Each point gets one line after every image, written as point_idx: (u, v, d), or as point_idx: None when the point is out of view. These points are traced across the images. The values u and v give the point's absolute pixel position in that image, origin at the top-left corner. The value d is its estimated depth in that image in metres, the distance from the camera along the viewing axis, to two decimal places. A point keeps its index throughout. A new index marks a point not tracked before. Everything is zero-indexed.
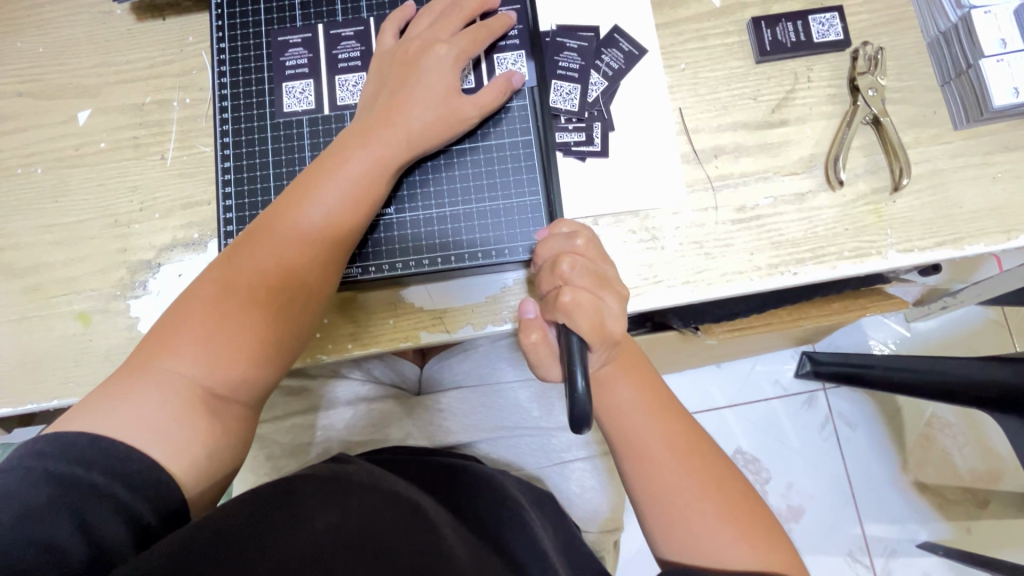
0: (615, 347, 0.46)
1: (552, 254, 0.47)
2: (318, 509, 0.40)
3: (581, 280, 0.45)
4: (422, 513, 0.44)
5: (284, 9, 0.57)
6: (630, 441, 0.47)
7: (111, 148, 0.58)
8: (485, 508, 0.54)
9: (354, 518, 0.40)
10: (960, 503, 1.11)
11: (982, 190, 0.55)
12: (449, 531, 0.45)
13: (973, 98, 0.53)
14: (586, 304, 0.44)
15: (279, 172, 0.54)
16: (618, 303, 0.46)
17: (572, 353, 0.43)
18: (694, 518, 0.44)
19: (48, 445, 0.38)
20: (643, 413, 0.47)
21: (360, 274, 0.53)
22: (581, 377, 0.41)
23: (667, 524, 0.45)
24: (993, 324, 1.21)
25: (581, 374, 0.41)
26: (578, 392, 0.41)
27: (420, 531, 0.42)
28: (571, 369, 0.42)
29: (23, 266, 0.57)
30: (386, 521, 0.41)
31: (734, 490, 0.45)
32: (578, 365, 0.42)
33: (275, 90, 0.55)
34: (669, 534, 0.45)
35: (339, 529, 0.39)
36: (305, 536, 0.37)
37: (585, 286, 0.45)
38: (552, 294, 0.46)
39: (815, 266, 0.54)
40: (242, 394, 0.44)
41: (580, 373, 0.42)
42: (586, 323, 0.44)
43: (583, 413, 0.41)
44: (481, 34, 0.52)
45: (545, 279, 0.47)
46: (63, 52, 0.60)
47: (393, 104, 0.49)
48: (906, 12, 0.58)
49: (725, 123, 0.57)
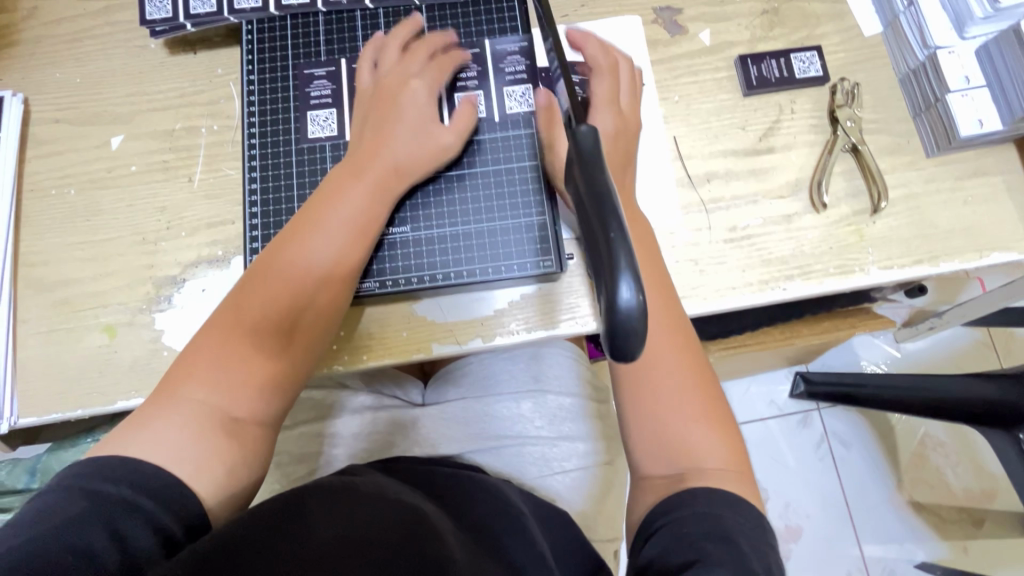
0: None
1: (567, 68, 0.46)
2: (325, 519, 0.43)
3: (606, 75, 0.57)
4: (423, 516, 0.47)
5: (312, 45, 0.61)
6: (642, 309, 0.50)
7: (141, 171, 0.62)
8: (490, 512, 0.56)
9: (357, 528, 0.42)
10: (955, 521, 1.12)
11: (955, 212, 0.59)
12: (451, 538, 0.47)
13: (942, 129, 0.58)
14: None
15: (302, 193, 0.58)
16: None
17: (610, 245, 0.27)
18: (675, 424, 0.47)
19: (84, 466, 0.41)
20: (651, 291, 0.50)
21: (376, 287, 0.56)
22: (625, 284, 0.26)
23: (648, 427, 0.48)
24: (979, 343, 1.25)
25: (627, 281, 0.26)
26: (622, 303, 0.26)
27: (422, 537, 0.44)
28: (612, 273, 0.27)
29: (53, 281, 0.59)
30: (387, 530, 0.43)
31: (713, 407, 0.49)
32: (623, 270, 0.26)
33: (299, 118, 0.59)
34: (649, 439, 0.48)
35: (344, 537, 0.41)
36: (313, 544, 0.40)
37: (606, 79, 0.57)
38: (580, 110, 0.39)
39: (803, 281, 0.58)
40: (259, 409, 0.47)
41: (625, 278, 0.26)
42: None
43: (630, 330, 0.26)
44: (444, 64, 0.58)
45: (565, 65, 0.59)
46: (99, 82, 0.64)
47: (379, 140, 0.54)
48: (879, 51, 0.63)
49: (716, 150, 0.61)
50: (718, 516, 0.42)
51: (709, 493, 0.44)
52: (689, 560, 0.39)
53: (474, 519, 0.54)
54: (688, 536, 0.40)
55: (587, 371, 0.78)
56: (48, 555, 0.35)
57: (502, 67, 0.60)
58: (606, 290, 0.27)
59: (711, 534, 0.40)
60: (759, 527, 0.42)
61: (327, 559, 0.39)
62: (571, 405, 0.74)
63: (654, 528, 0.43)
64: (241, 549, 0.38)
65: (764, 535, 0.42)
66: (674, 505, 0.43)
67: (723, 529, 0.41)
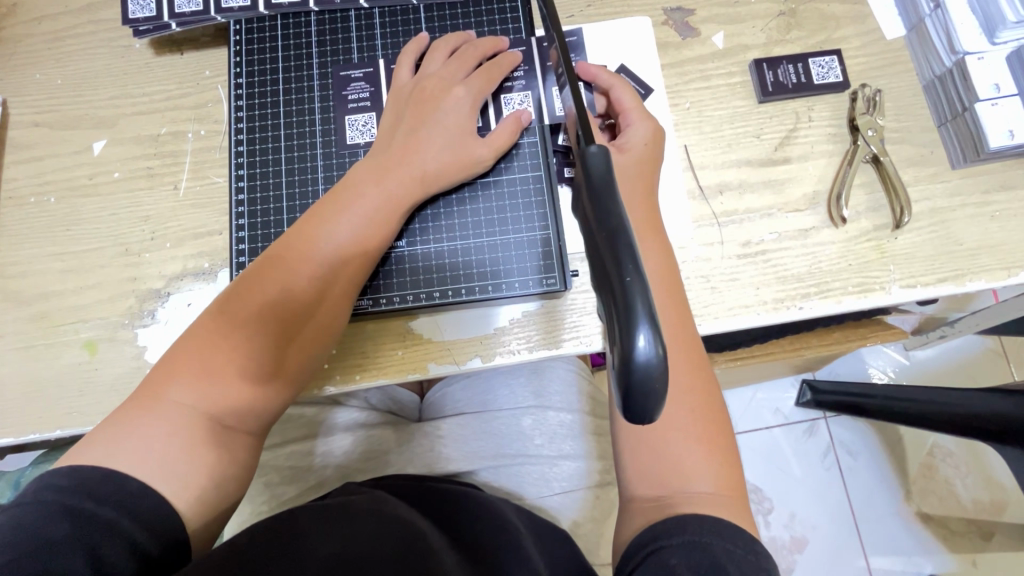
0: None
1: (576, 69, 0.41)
2: (319, 536, 0.40)
3: (629, 100, 0.52)
4: (422, 537, 0.45)
5: (346, 45, 0.58)
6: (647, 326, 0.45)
7: (125, 178, 0.59)
8: (484, 530, 0.52)
9: (355, 546, 0.40)
10: (965, 534, 1.09)
11: (981, 228, 0.56)
12: (446, 558, 0.44)
13: (969, 139, 0.55)
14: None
15: (292, 206, 0.55)
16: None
17: (625, 288, 0.26)
18: (676, 447, 0.43)
19: (65, 479, 0.37)
20: (666, 308, 0.45)
21: (370, 305, 0.53)
22: (645, 332, 0.25)
23: (639, 446, 0.44)
24: (992, 353, 1.21)
25: (646, 330, 0.25)
26: (640, 355, 0.25)
27: (419, 559, 0.41)
28: (630, 317, 0.25)
29: (32, 293, 0.57)
30: (385, 550, 0.40)
31: (717, 436, 0.44)
32: (641, 315, 0.25)
33: (337, 122, 0.56)
34: (641, 461, 0.43)
35: (339, 556, 0.38)
36: (308, 560, 0.37)
37: (630, 105, 0.52)
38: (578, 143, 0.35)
39: (821, 300, 0.55)
40: (249, 428, 0.44)
41: (643, 325, 0.25)
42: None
43: (643, 382, 0.25)
44: (494, 74, 0.54)
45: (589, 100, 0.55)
46: (82, 84, 0.61)
47: (409, 143, 0.50)
48: (902, 56, 0.60)
49: (729, 159, 0.58)
50: (707, 546, 0.37)
51: (699, 521, 0.39)
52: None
53: (469, 536, 0.51)
54: (672, 566, 0.36)
55: (589, 386, 0.75)
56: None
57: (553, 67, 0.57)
58: (620, 339, 0.26)
59: (701, 563, 0.36)
60: (753, 555, 0.37)
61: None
62: (572, 422, 0.71)
63: (642, 556, 0.38)
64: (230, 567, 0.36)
65: (761, 566, 0.37)
66: (663, 532, 0.39)
67: (713, 559, 0.36)
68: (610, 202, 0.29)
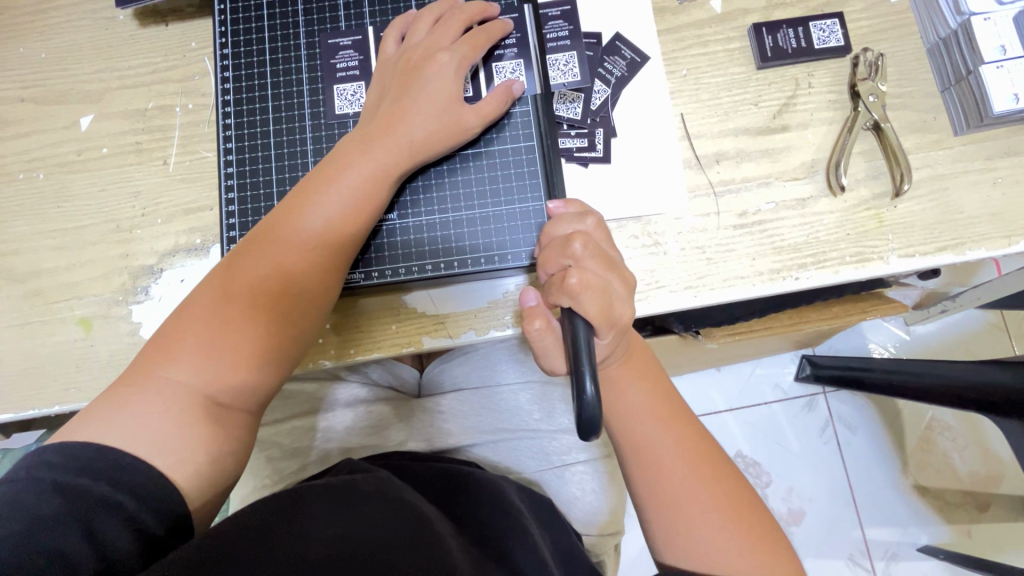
0: (622, 335, 0.45)
1: (563, 235, 0.46)
2: (327, 517, 0.40)
3: (591, 261, 0.44)
4: (428, 524, 0.45)
5: (331, 12, 0.57)
6: (634, 442, 0.47)
7: (113, 153, 0.58)
8: (487, 516, 0.53)
9: (362, 529, 0.40)
10: (960, 506, 1.10)
11: (983, 195, 0.55)
12: (451, 541, 0.45)
13: (973, 104, 0.54)
14: (593, 286, 0.42)
15: (282, 178, 0.54)
16: (624, 288, 0.45)
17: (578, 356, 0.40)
18: (702, 531, 0.44)
19: (57, 454, 0.38)
20: (651, 416, 0.47)
21: (362, 279, 0.53)
22: (588, 381, 0.38)
23: (672, 536, 0.45)
24: (993, 328, 1.21)
25: (588, 378, 0.38)
26: (587, 394, 0.38)
27: (424, 543, 0.41)
28: (579, 370, 0.39)
29: (24, 271, 0.56)
30: (392, 535, 0.40)
31: (738, 498, 0.45)
32: (585, 369, 0.39)
33: (326, 91, 0.55)
34: (675, 548, 0.45)
35: (347, 536, 0.39)
36: (314, 543, 0.37)
37: (595, 268, 0.44)
38: (558, 275, 0.44)
39: (817, 271, 0.54)
40: (245, 402, 0.44)
41: (587, 376, 0.39)
42: (593, 266, 0.44)
43: (591, 417, 0.38)
44: (480, 39, 0.52)
45: (552, 257, 0.45)
46: (66, 57, 0.60)
47: (395, 112, 0.49)
48: (906, 19, 0.58)
49: (726, 128, 0.57)
50: None
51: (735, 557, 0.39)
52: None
53: (475, 521, 0.52)
54: None
55: None
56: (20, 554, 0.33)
57: (544, 31, 0.56)
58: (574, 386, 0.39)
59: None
60: None
61: (330, 558, 0.36)
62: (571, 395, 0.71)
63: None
64: (240, 549, 0.36)
65: None
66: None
67: None
68: (572, 315, 0.42)
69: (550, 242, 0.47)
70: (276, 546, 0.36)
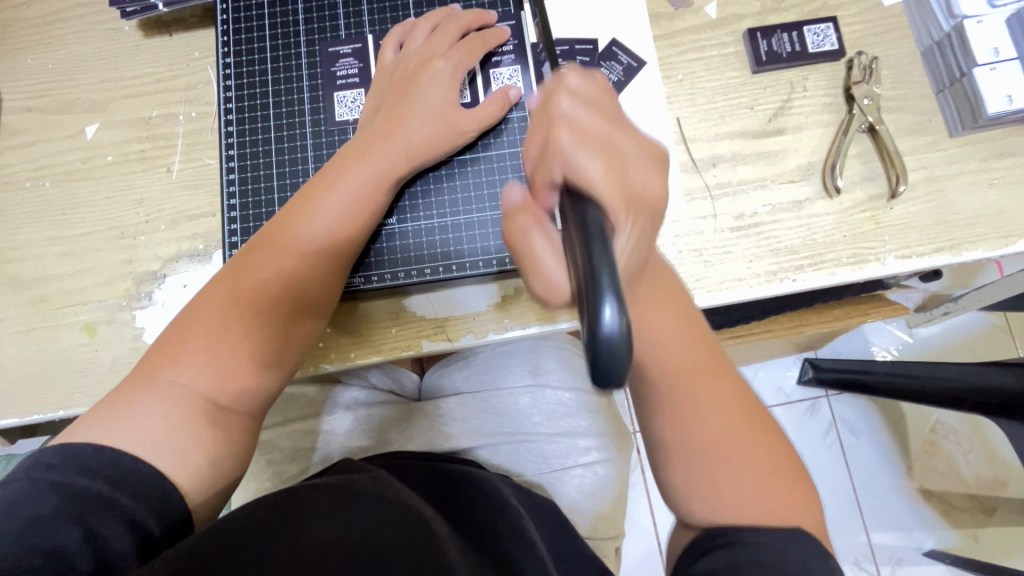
0: (653, 223, 0.35)
1: (549, 106, 0.38)
2: (322, 518, 0.40)
3: (583, 116, 0.37)
4: (422, 522, 0.44)
5: (331, 20, 0.58)
6: (672, 384, 0.42)
7: (118, 161, 0.59)
8: (486, 516, 0.53)
9: (360, 529, 0.40)
10: (965, 510, 1.10)
11: (979, 196, 0.55)
12: (450, 544, 0.44)
13: (967, 105, 0.54)
14: (594, 149, 0.35)
15: (283, 184, 0.55)
16: (636, 147, 0.37)
17: (593, 264, 0.27)
18: (747, 485, 0.41)
19: (56, 456, 0.39)
20: (688, 355, 0.43)
21: (363, 283, 0.53)
22: (610, 304, 0.25)
23: (715, 492, 0.41)
24: (996, 329, 1.20)
25: (612, 301, 0.25)
26: (605, 320, 0.25)
27: (423, 542, 0.41)
28: (596, 290, 0.26)
29: (30, 277, 0.57)
30: (391, 534, 0.41)
31: (775, 450, 0.43)
32: (607, 286, 0.26)
33: (326, 99, 0.56)
34: (719, 505, 0.41)
35: (341, 538, 0.39)
36: (311, 543, 0.37)
37: (592, 127, 0.36)
38: (547, 140, 0.36)
39: (814, 272, 0.55)
40: (245, 405, 0.44)
41: (608, 298, 0.26)
42: (595, 165, 0.34)
43: (611, 355, 0.26)
44: (477, 46, 0.53)
45: (538, 135, 0.38)
46: (72, 68, 0.61)
47: (393, 117, 0.50)
48: (900, 22, 0.59)
49: (722, 131, 0.58)
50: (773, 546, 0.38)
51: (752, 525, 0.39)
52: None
53: (475, 519, 0.52)
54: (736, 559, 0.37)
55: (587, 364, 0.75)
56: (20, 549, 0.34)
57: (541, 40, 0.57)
58: (586, 314, 0.26)
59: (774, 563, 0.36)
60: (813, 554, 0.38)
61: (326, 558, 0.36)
62: (571, 398, 0.71)
63: (710, 546, 0.40)
64: (231, 552, 0.36)
65: (831, 567, 0.37)
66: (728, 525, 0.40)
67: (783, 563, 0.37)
68: (583, 205, 0.31)
69: (532, 128, 0.40)
70: (273, 546, 0.37)
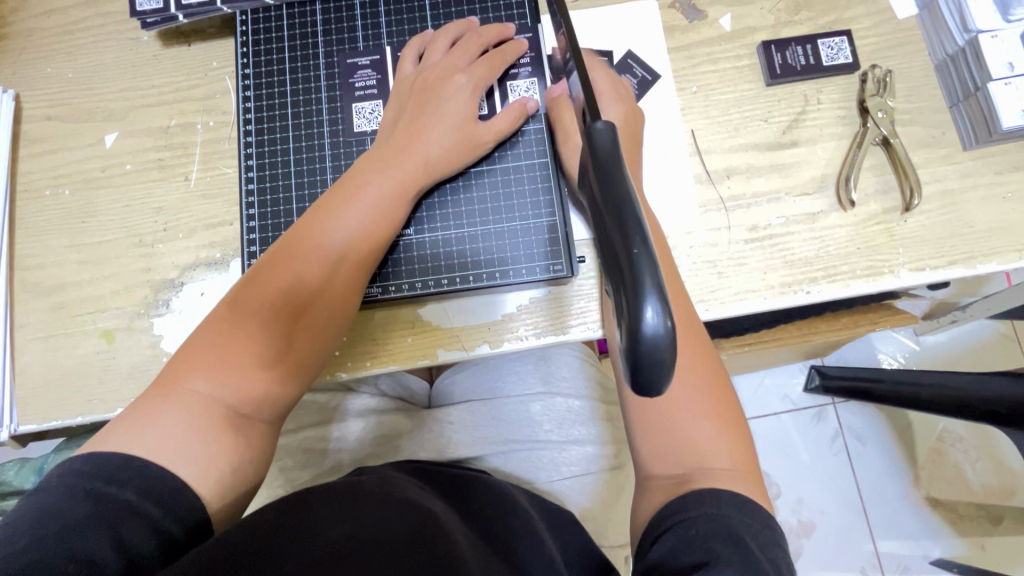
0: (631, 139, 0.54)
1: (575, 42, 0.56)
2: (331, 519, 0.40)
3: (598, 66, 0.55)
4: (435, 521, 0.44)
5: (350, 31, 0.58)
6: None
7: (136, 170, 0.60)
8: (497, 516, 0.53)
9: (369, 528, 0.40)
10: (973, 519, 1.09)
11: (992, 209, 0.55)
12: (460, 536, 0.45)
13: (982, 119, 0.54)
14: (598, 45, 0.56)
15: (301, 194, 0.55)
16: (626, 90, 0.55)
17: (632, 261, 0.24)
18: (686, 424, 0.44)
19: (86, 464, 0.39)
20: None
21: (380, 293, 0.54)
22: (652, 305, 0.23)
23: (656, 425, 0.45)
24: (1004, 339, 1.20)
25: (654, 301, 0.23)
26: (648, 324, 0.23)
27: (433, 537, 0.41)
28: (637, 288, 0.23)
29: (49, 285, 0.58)
30: (401, 532, 0.41)
31: (723, 397, 0.45)
32: (649, 286, 0.23)
33: (344, 110, 0.57)
34: (658, 440, 0.45)
35: (353, 537, 0.39)
36: (322, 543, 0.38)
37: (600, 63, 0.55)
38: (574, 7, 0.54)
39: (827, 284, 0.55)
40: (266, 413, 0.45)
41: (649, 298, 0.23)
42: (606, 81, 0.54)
43: (654, 359, 0.24)
44: (497, 61, 0.54)
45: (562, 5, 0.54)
46: (91, 77, 0.62)
47: (412, 131, 0.51)
48: (914, 36, 0.59)
49: (736, 143, 0.58)
50: (725, 518, 0.39)
51: (718, 495, 0.40)
52: (697, 561, 0.36)
53: (486, 517, 0.52)
54: (691, 537, 0.38)
55: (598, 373, 0.75)
56: (53, 554, 0.34)
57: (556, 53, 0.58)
58: (626, 313, 0.24)
59: (718, 534, 0.38)
60: (768, 529, 0.39)
61: (336, 558, 0.36)
62: (581, 406, 0.72)
63: (666, 525, 0.40)
64: (245, 551, 0.36)
65: (774, 537, 0.39)
66: (682, 505, 0.40)
67: (731, 530, 0.38)
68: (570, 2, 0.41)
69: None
70: (284, 547, 0.37)
